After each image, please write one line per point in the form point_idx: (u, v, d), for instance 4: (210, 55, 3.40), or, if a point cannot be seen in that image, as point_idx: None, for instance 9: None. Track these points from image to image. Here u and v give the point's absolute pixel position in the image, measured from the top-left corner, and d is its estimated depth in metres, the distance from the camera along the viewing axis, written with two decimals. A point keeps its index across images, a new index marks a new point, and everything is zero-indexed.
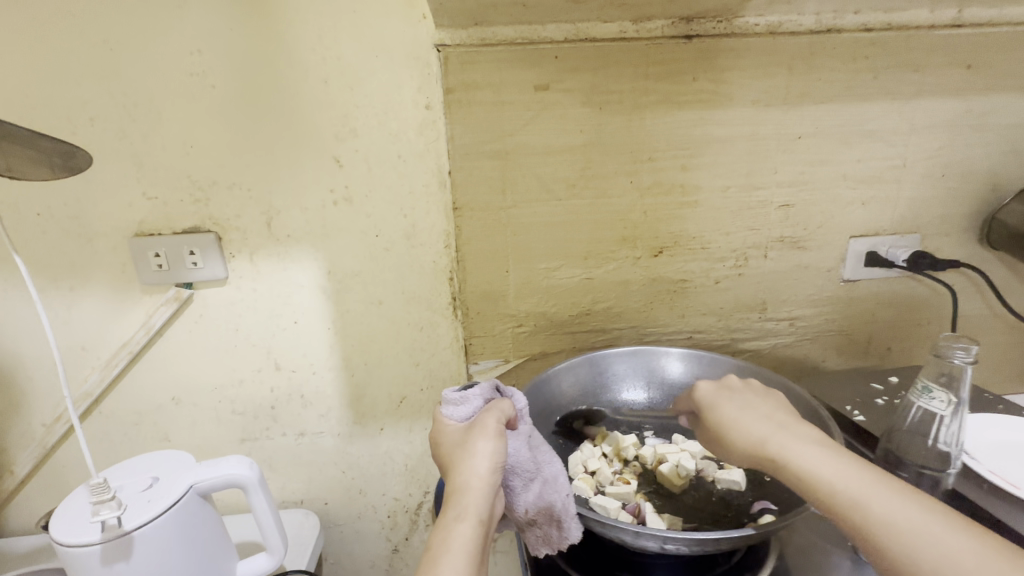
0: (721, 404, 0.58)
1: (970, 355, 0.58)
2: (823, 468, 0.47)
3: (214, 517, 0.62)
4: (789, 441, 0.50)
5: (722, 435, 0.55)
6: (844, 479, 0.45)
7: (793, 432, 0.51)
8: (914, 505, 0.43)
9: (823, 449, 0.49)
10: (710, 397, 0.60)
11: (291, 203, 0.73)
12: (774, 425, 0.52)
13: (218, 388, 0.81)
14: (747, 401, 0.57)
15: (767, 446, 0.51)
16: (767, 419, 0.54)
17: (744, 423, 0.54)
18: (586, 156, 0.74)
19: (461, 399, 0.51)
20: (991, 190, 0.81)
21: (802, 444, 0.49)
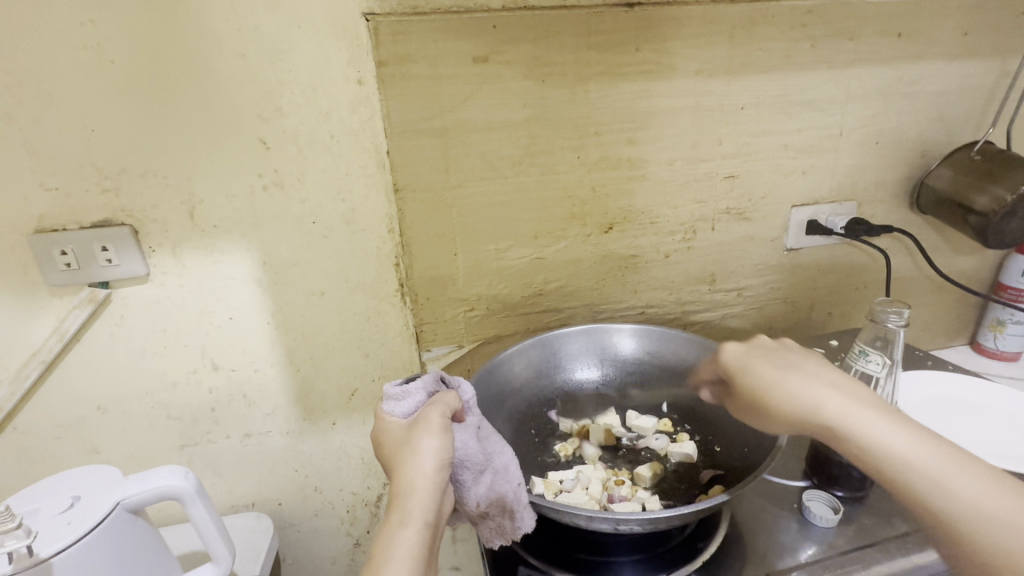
0: (764, 369, 0.49)
1: (902, 318, 0.60)
2: (895, 441, 0.41)
3: (148, 531, 0.58)
4: (853, 408, 0.43)
5: (763, 402, 0.47)
6: (913, 448, 0.40)
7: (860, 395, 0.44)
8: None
9: (915, 429, 0.42)
10: (752, 368, 0.49)
11: (216, 190, 0.67)
12: (832, 388, 0.45)
13: (150, 394, 0.75)
14: (782, 362, 0.48)
15: (824, 414, 0.44)
16: (823, 379, 0.46)
17: (811, 394, 0.45)
18: (531, 131, 0.71)
19: (402, 394, 0.49)
20: (919, 157, 0.85)
21: (903, 431, 0.41)
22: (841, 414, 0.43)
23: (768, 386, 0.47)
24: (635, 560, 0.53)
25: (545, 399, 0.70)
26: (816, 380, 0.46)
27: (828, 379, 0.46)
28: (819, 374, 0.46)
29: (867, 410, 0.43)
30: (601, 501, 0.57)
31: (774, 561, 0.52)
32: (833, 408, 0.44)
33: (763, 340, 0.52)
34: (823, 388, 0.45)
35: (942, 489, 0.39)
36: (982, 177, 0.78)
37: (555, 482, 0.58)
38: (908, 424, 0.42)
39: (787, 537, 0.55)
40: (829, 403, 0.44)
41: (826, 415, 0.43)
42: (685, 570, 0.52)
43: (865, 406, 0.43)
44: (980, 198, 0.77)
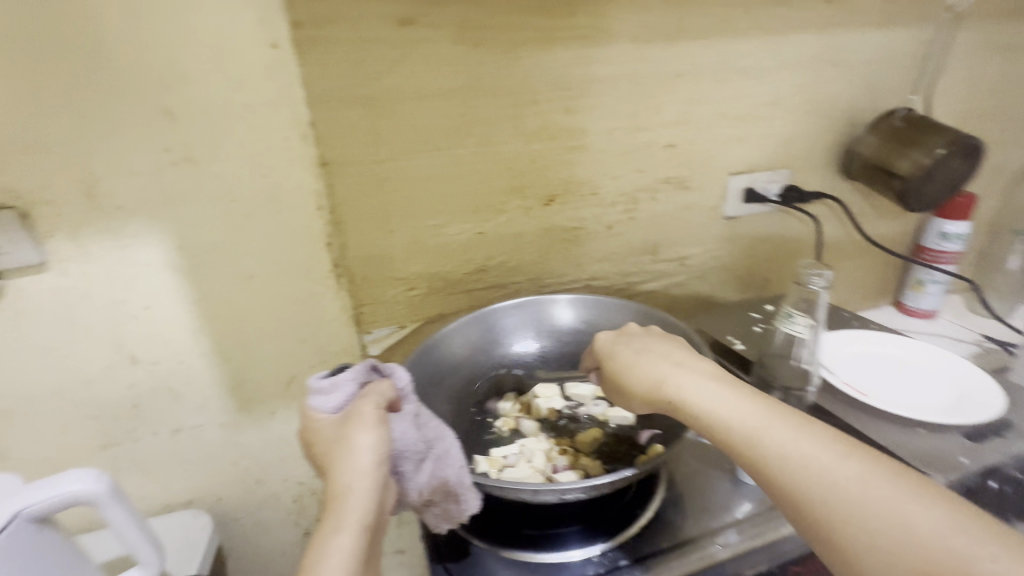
0: (625, 354, 0.57)
1: (824, 280, 0.63)
2: (716, 403, 0.48)
3: (58, 540, 0.54)
4: (685, 380, 0.51)
5: (621, 380, 0.55)
6: (731, 409, 0.47)
7: (692, 370, 0.52)
8: (834, 449, 0.42)
9: (740, 394, 0.48)
10: (612, 351, 0.58)
11: (116, 167, 0.59)
12: (671, 364, 0.53)
13: (60, 393, 0.67)
14: (639, 346, 0.57)
15: (664, 388, 0.51)
16: (666, 360, 0.54)
17: (655, 371, 0.53)
18: (465, 100, 0.68)
19: (331, 388, 0.45)
20: (847, 124, 0.87)
21: (722, 391, 0.49)
22: (674, 383, 0.51)
23: (622, 366, 0.56)
24: (578, 530, 0.53)
25: (484, 376, 0.69)
26: (660, 357, 0.54)
27: (671, 358, 0.54)
28: (664, 354, 0.55)
29: (695, 378, 0.51)
30: (546, 472, 0.56)
31: (709, 522, 0.53)
32: (671, 378, 0.52)
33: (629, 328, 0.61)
34: (662, 363, 0.53)
35: (749, 437, 0.45)
36: (906, 142, 0.81)
37: (499, 459, 0.57)
38: (729, 386, 0.49)
39: (722, 497, 0.56)
40: (667, 375, 0.52)
41: (665, 385, 0.51)
42: (624, 535, 0.52)
43: (695, 375, 0.51)
44: (902, 162, 0.81)
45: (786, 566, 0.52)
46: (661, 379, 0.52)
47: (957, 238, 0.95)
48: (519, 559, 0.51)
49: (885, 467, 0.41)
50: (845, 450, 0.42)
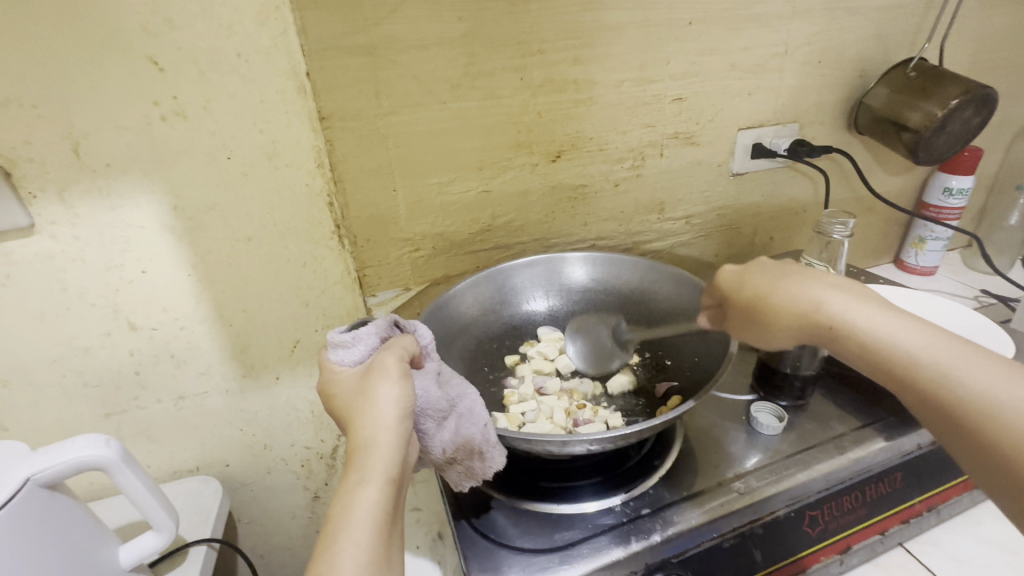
0: (762, 278, 0.50)
1: (847, 229, 0.65)
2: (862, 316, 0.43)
3: (71, 503, 0.54)
4: (846, 301, 0.44)
5: (768, 311, 0.48)
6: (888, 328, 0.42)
7: (853, 292, 0.45)
8: (1020, 378, 0.37)
9: (896, 311, 0.43)
10: (768, 283, 0.49)
11: (103, 122, 0.55)
12: (834, 286, 0.46)
13: (58, 360, 0.65)
14: (797, 271, 0.49)
15: (822, 311, 0.45)
16: (824, 280, 0.46)
17: (815, 294, 0.46)
18: (468, 50, 0.65)
19: (353, 341, 0.44)
20: (858, 77, 0.85)
21: (873, 309, 0.44)
22: (823, 298, 0.45)
23: (770, 288, 0.49)
24: (595, 482, 0.54)
25: (495, 333, 0.69)
26: (824, 284, 0.46)
27: (839, 283, 0.46)
28: (816, 274, 0.48)
29: (856, 299, 0.44)
30: (567, 427, 0.58)
31: (725, 471, 0.54)
32: (832, 301, 0.45)
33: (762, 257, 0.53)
34: (823, 279, 0.47)
35: (917, 359, 0.40)
36: (916, 94, 0.80)
37: (517, 416, 0.58)
38: (879, 302, 0.44)
39: (736, 448, 0.57)
40: (827, 298, 0.45)
41: (826, 309, 0.44)
42: (643, 485, 0.53)
43: (852, 295, 0.45)
44: (914, 114, 0.79)
45: (803, 510, 0.51)
46: (818, 304, 0.45)
47: (961, 194, 0.95)
48: (539, 511, 0.52)
49: None
50: None
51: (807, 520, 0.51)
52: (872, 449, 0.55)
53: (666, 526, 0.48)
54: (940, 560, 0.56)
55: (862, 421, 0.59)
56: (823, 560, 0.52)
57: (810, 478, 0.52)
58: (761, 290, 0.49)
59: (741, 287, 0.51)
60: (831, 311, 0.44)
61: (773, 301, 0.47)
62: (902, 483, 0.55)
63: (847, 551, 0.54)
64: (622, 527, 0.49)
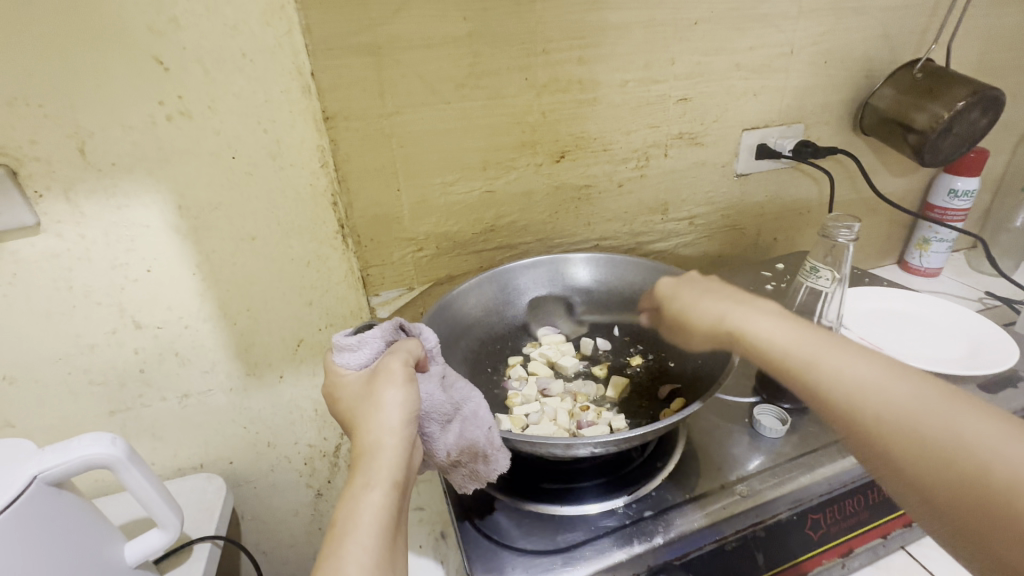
0: (684, 295, 0.56)
1: (852, 233, 0.65)
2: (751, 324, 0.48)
3: (77, 501, 0.54)
4: (742, 311, 0.49)
5: (686, 323, 0.54)
6: (771, 331, 0.46)
7: (750, 303, 0.50)
8: (872, 364, 0.41)
9: (783, 315, 0.48)
10: (691, 301, 0.55)
11: (108, 121, 0.55)
12: (734, 300, 0.51)
13: (63, 358, 0.65)
14: (717, 290, 0.54)
15: (722, 323, 0.50)
16: (727, 296, 0.52)
17: (717, 308, 0.51)
18: (473, 49, 0.65)
19: (358, 344, 0.44)
20: (864, 77, 0.84)
21: (758, 314, 0.48)
22: (722, 311, 0.51)
23: (687, 306, 0.55)
24: (599, 483, 0.54)
25: (499, 333, 0.70)
26: (729, 298, 0.52)
27: (748, 300, 0.51)
28: (725, 291, 0.54)
29: (752, 307, 0.49)
30: (570, 428, 0.59)
31: (728, 473, 0.54)
32: (730, 313, 0.50)
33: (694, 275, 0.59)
34: (728, 295, 0.52)
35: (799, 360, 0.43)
36: (923, 95, 0.79)
37: (521, 418, 0.58)
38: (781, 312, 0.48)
39: (740, 450, 0.57)
40: (726, 311, 0.50)
41: (725, 319, 0.50)
42: (646, 488, 0.53)
43: (746, 304, 0.50)
44: (920, 115, 0.79)
45: (805, 513, 0.51)
46: (720, 316, 0.51)
47: (966, 195, 0.94)
48: (543, 512, 0.52)
49: (914, 379, 0.39)
50: (884, 361, 0.40)
51: (809, 523, 0.51)
52: None
53: (670, 527, 0.49)
54: (943, 564, 0.56)
55: None
56: (825, 563, 0.53)
57: (813, 481, 0.52)
58: (684, 306, 0.55)
59: (671, 301, 0.57)
60: (727, 321, 0.49)
61: (695, 318, 0.53)
62: None
63: (849, 555, 0.54)
64: (625, 530, 0.49)
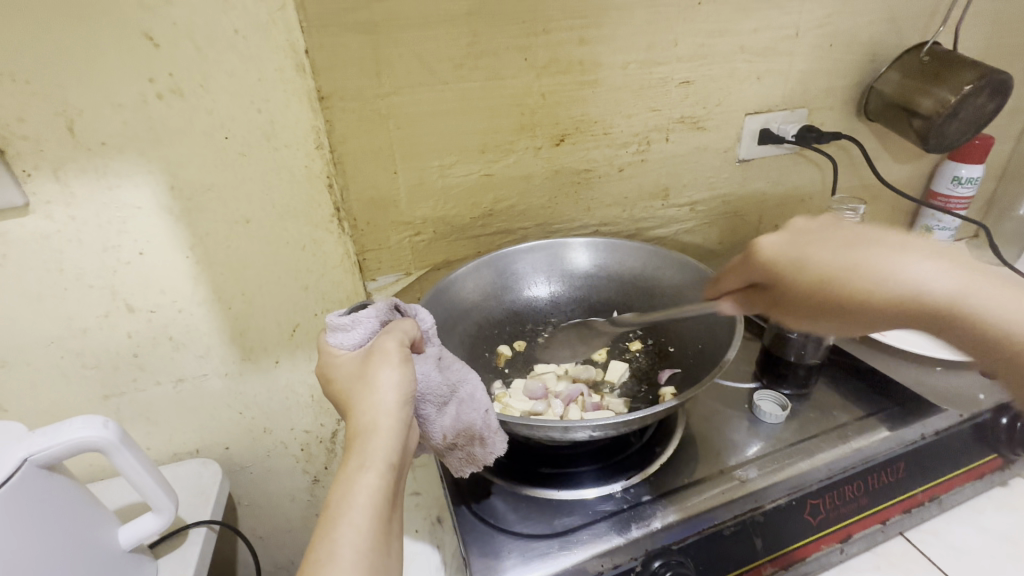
0: (825, 255, 0.49)
1: (855, 214, 0.66)
2: (969, 291, 0.41)
3: (70, 485, 0.54)
4: (948, 274, 0.42)
5: (848, 293, 0.46)
6: (1003, 300, 0.41)
7: (947, 259, 0.43)
8: None
9: (991, 276, 0.42)
10: (843, 260, 0.47)
11: (97, 99, 0.54)
12: (932, 257, 0.44)
13: (55, 342, 0.64)
14: (852, 238, 0.48)
15: (924, 293, 0.42)
16: (911, 253, 0.44)
17: (907, 271, 0.43)
18: (472, 28, 0.63)
19: (352, 324, 0.44)
20: (869, 61, 0.83)
21: (977, 278, 0.41)
22: (914, 276, 0.43)
23: (846, 267, 0.46)
24: (595, 468, 0.54)
25: (496, 318, 0.69)
26: (915, 254, 0.44)
27: (893, 242, 0.46)
28: (893, 243, 0.46)
29: (954, 268, 0.42)
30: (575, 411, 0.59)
31: (727, 459, 0.54)
32: (933, 278, 0.42)
33: (806, 223, 0.53)
34: (907, 252, 0.44)
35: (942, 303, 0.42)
36: (929, 79, 0.78)
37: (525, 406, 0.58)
38: (927, 251, 0.44)
39: (738, 436, 0.57)
40: (927, 276, 0.42)
41: (928, 289, 0.42)
42: (644, 473, 0.53)
43: (935, 263, 0.43)
44: (925, 100, 0.78)
45: (804, 499, 0.50)
46: (915, 284, 0.43)
47: (970, 182, 0.93)
48: (539, 497, 0.51)
49: None
50: None
51: (808, 508, 0.51)
52: (874, 438, 0.55)
53: (667, 512, 0.48)
54: (941, 550, 0.55)
55: (866, 411, 0.59)
56: (824, 548, 0.52)
57: (811, 466, 0.52)
58: (833, 270, 0.47)
59: (802, 268, 0.50)
60: (937, 292, 0.42)
61: (842, 282, 0.47)
62: (905, 473, 0.55)
63: (848, 540, 0.53)
64: (622, 514, 0.49)
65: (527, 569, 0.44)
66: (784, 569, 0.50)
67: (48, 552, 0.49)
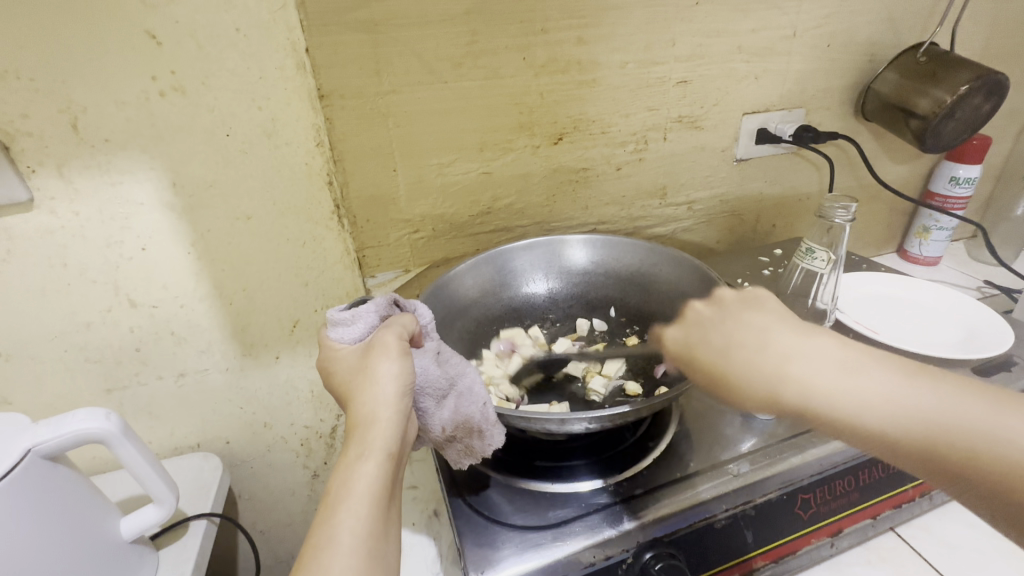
0: (712, 350, 0.44)
1: (848, 212, 0.65)
2: (838, 392, 0.37)
3: (73, 476, 0.55)
4: (813, 373, 0.38)
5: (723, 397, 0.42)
6: (856, 397, 0.37)
7: (806, 351, 0.40)
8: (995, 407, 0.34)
9: (860, 365, 0.38)
10: (773, 372, 0.40)
11: (100, 96, 0.55)
12: (826, 360, 0.39)
13: (59, 336, 0.65)
14: (778, 349, 0.40)
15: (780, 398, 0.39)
16: (779, 347, 0.40)
17: (771, 367, 0.40)
18: (471, 28, 0.64)
19: (352, 318, 0.44)
20: (867, 61, 0.84)
21: (841, 374, 0.38)
22: (773, 371, 0.40)
23: (726, 371, 0.42)
24: (591, 461, 0.55)
25: (494, 315, 0.70)
26: (772, 348, 0.41)
27: (763, 336, 0.42)
28: (766, 335, 0.42)
29: (800, 357, 0.39)
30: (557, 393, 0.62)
31: (720, 453, 0.54)
32: (788, 377, 0.39)
33: (704, 313, 0.47)
34: (775, 348, 0.41)
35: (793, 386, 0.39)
36: (926, 79, 0.78)
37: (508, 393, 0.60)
38: (839, 345, 0.39)
39: (732, 431, 0.58)
40: (781, 379, 0.39)
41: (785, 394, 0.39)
42: (639, 467, 0.53)
43: (805, 358, 0.39)
44: (922, 100, 0.78)
45: (796, 493, 0.51)
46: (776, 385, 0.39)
47: (968, 182, 0.93)
48: (534, 489, 0.52)
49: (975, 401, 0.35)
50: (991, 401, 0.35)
51: (799, 503, 0.51)
52: None
53: (660, 505, 0.49)
54: (932, 546, 0.56)
55: None
56: (813, 542, 0.53)
57: (802, 462, 0.52)
58: (716, 369, 0.43)
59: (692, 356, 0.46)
60: (788, 394, 0.39)
61: (734, 380, 0.42)
62: (895, 468, 0.56)
63: (839, 534, 0.54)
64: (616, 506, 0.49)
65: (522, 559, 0.45)
66: (774, 561, 0.51)
67: (49, 543, 0.50)
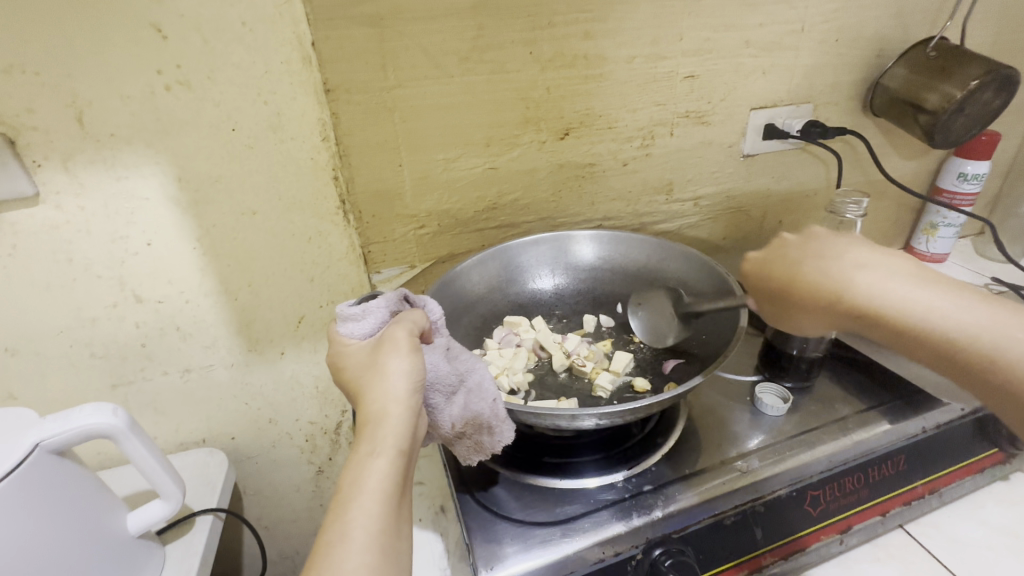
0: (792, 262, 0.51)
1: (860, 208, 0.66)
2: (902, 295, 0.42)
3: (80, 471, 0.55)
4: (879, 279, 0.44)
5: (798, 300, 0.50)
6: (917, 300, 0.42)
7: (880, 266, 0.45)
8: None
9: (929, 282, 0.43)
10: (841, 277, 0.46)
11: (105, 90, 0.54)
12: (898, 272, 0.44)
13: (64, 331, 0.65)
14: (857, 261, 0.46)
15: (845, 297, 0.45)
16: (855, 260, 0.46)
17: (841, 273, 0.46)
18: (477, 22, 0.63)
19: (362, 314, 0.44)
20: (876, 56, 0.83)
21: (902, 282, 0.43)
22: (843, 276, 0.46)
23: (800, 276, 0.50)
24: (598, 458, 0.55)
25: (500, 310, 0.70)
26: (846, 261, 0.47)
27: (843, 252, 0.48)
28: (842, 252, 0.48)
29: (879, 271, 0.45)
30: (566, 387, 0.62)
31: (728, 450, 0.54)
32: (858, 281, 0.45)
33: (789, 241, 0.53)
34: (848, 259, 0.47)
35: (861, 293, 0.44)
36: (936, 74, 0.78)
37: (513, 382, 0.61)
38: (908, 268, 0.44)
39: (740, 428, 0.57)
40: (852, 279, 0.45)
41: (853, 291, 0.45)
42: (647, 463, 0.53)
43: (878, 271, 0.45)
44: (932, 96, 0.77)
45: (805, 490, 0.51)
46: (845, 287, 0.45)
47: (976, 179, 0.93)
48: (541, 486, 0.52)
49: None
50: None
51: (808, 499, 0.51)
52: (875, 431, 0.56)
53: (668, 502, 0.49)
54: (940, 542, 0.56)
55: (868, 404, 0.60)
56: (823, 539, 0.53)
57: (812, 458, 0.52)
58: (792, 275, 0.51)
59: (770, 272, 0.53)
60: (856, 293, 0.44)
61: (805, 284, 0.49)
62: (905, 465, 0.55)
63: (848, 531, 0.54)
64: (624, 503, 0.49)
65: (529, 555, 0.45)
66: (784, 559, 0.51)
67: (57, 537, 0.50)
